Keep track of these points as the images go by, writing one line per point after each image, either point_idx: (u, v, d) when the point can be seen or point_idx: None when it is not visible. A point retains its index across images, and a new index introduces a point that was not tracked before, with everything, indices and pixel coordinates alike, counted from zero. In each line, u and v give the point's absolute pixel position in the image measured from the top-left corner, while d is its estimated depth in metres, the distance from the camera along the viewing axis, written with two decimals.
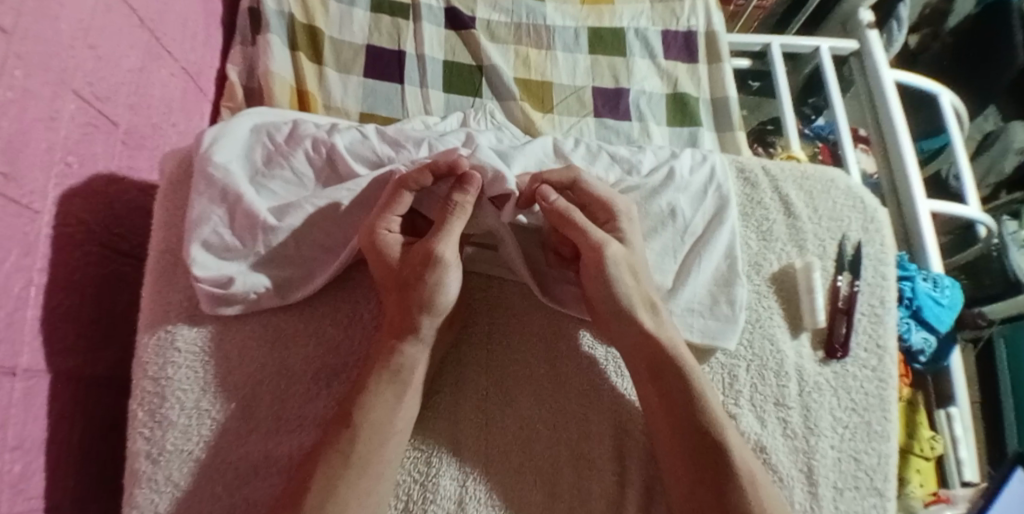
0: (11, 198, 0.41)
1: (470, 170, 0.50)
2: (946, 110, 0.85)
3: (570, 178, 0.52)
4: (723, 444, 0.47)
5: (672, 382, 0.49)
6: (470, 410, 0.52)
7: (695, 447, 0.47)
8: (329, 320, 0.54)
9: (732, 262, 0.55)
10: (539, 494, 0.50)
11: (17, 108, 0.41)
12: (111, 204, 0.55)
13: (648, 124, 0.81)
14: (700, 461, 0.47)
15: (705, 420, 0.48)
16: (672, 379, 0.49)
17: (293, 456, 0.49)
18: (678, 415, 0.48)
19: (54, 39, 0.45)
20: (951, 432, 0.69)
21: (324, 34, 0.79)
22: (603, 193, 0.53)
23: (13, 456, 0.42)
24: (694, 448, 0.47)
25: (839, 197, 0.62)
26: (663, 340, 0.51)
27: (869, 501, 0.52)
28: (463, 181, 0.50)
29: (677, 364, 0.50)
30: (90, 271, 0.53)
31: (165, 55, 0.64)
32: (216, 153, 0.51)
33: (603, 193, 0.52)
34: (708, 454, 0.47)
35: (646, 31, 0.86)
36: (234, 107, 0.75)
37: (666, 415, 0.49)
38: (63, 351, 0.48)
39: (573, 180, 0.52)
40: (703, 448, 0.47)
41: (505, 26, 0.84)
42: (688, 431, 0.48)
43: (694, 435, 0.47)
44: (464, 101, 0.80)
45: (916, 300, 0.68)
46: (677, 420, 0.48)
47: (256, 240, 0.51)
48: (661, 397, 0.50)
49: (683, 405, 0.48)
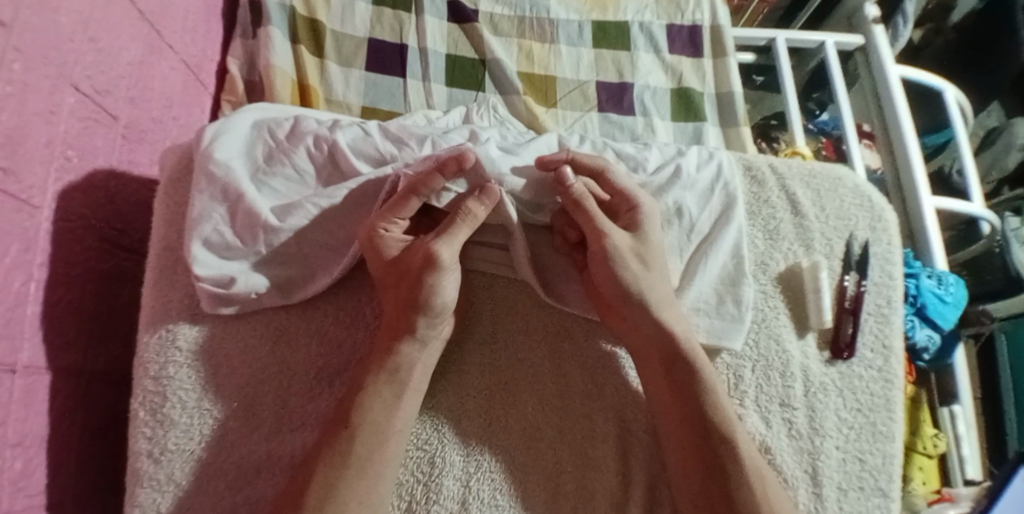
0: (10, 193, 0.40)
1: (491, 183, 0.49)
2: (950, 106, 0.84)
3: (598, 165, 0.53)
4: (732, 439, 0.47)
5: (685, 373, 0.49)
6: (474, 410, 0.51)
7: (704, 443, 0.47)
8: (331, 319, 0.53)
9: (739, 261, 0.55)
10: (543, 494, 0.50)
11: (16, 102, 0.40)
12: (111, 198, 0.54)
13: (652, 119, 0.80)
14: (709, 458, 0.47)
15: (715, 416, 0.48)
16: (683, 372, 0.50)
17: (296, 455, 0.49)
18: (688, 408, 0.48)
19: (53, 32, 0.44)
20: (954, 431, 0.68)
21: (326, 27, 0.77)
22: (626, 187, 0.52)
23: (13, 453, 0.41)
24: (705, 443, 0.47)
25: (847, 195, 0.62)
26: (663, 339, 0.50)
27: (873, 502, 0.52)
28: (480, 192, 0.49)
29: (689, 359, 0.50)
30: (91, 267, 0.52)
31: (165, 47, 0.63)
32: (216, 150, 0.51)
33: (628, 188, 0.52)
34: (718, 451, 0.47)
35: (651, 25, 0.85)
36: (235, 100, 0.74)
37: (675, 410, 0.49)
38: (64, 347, 0.48)
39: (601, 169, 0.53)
40: (711, 445, 0.47)
41: (508, 19, 0.83)
42: (699, 427, 0.48)
43: (704, 431, 0.48)
44: (467, 95, 0.79)
45: (919, 298, 0.68)
46: (691, 416, 0.48)
47: (258, 240, 0.50)
48: (671, 393, 0.50)
49: (690, 401, 0.49)
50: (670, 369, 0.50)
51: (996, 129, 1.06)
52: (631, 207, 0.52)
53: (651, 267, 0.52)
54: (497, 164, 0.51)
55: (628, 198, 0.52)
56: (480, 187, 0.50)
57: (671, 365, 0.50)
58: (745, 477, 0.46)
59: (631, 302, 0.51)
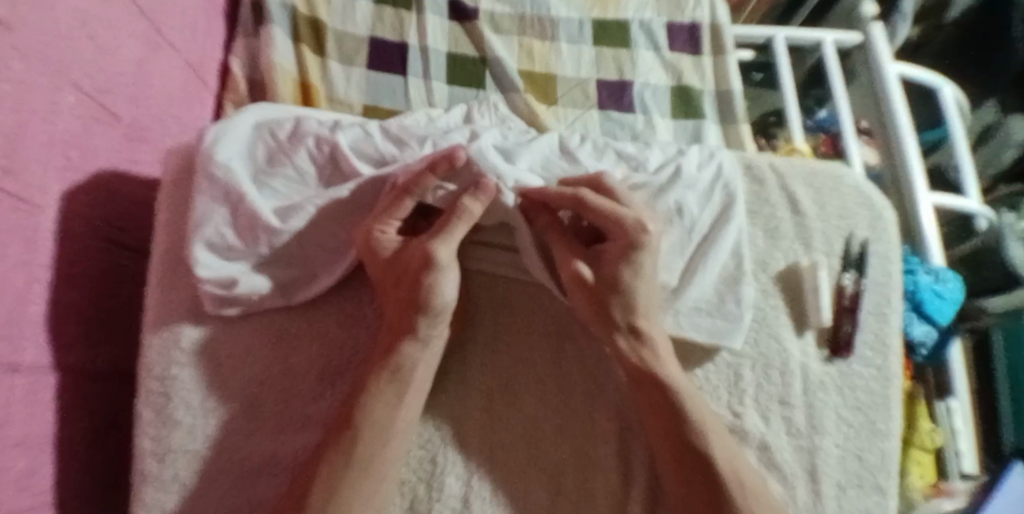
0: (11, 192, 0.40)
1: (485, 179, 0.48)
2: (947, 104, 0.84)
3: (572, 196, 0.50)
4: (711, 449, 0.48)
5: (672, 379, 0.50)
6: (476, 410, 0.52)
7: (687, 453, 0.48)
8: (334, 320, 0.53)
9: (739, 261, 0.55)
10: (544, 493, 0.50)
11: (14, 100, 0.40)
12: (114, 198, 0.54)
13: (652, 117, 0.80)
14: (695, 466, 0.48)
15: (698, 426, 0.48)
16: (658, 387, 0.50)
17: (301, 454, 0.49)
18: (667, 419, 0.49)
19: (52, 30, 0.44)
20: (951, 426, 0.68)
21: (326, 24, 0.77)
22: (608, 210, 0.50)
23: (16, 453, 0.41)
24: (690, 451, 0.48)
25: (847, 195, 0.62)
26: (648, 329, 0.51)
27: (871, 499, 0.53)
28: (475, 188, 0.48)
29: None
30: (93, 266, 0.52)
31: (166, 46, 0.63)
32: (217, 151, 0.51)
33: (609, 212, 0.50)
34: (697, 459, 0.48)
35: (651, 22, 0.85)
36: (237, 99, 0.75)
37: (657, 421, 0.49)
38: (67, 347, 0.48)
39: (576, 198, 0.50)
40: (696, 454, 0.48)
41: (508, 17, 0.83)
42: (681, 439, 0.48)
43: (688, 442, 0.48)
44: (467, 93, 0.79)
45: (917, 294, 0.68)
46: (666, 427, 0.49)
47: (259, 241, 0.50)
48: (650, 406, 0.50)
49: (671, 413, 0.49)
50: (644, 382, 0.50)
51: (991, 126, 1.04)
52: (619, 230, 0.50)
53: (641, 284, 0.51)
54: (496, 168, 0.51)
55: (614, 223, 0.50)
56: (473, 183, 0.50)
57: (644, 382, 0.50)
58: (726, 489, 0.47)
59: (623, 302, 0.51)
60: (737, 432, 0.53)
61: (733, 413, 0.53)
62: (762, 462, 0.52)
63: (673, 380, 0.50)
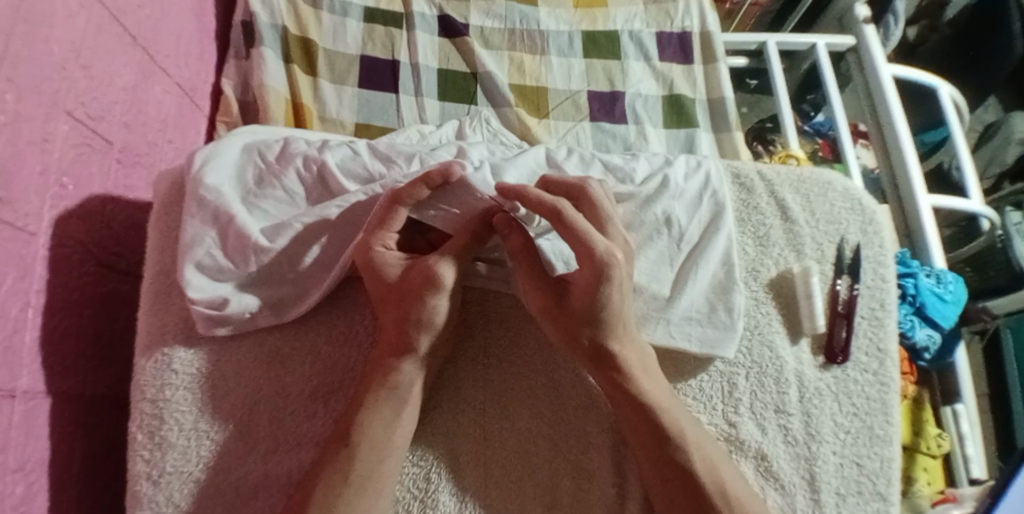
0: (7, 221, 0.41)
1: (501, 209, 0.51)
2: (944, 103, 0.83)
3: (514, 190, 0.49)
4: (686, 462, 0.47)
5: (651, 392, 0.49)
6: (470, 425, 0.52)
7: (665, 468, 0.48)
8: (325, 338, 0.53)
9: (729, 269, 0.55)
10: (539, 506, 0.50)
11: (10, 132, 0.40)
12: (108, 222, 0.55)
13: (645, 127, 0.80)
14: (675, 478, 0.47)
15: (681, 436, 0.48)
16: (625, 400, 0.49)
17: (294, 474, 0.49)
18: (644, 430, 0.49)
19: (45, 62, 0.45)
20: (957, 429, 0.67)
21: (318, 46, 0.79)
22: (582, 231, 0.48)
23: (14, 478, 0.41)
24: (670, 465, 0.47)
25: (836, 200, 0.62)
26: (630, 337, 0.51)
27: (873, 506, 0.52)
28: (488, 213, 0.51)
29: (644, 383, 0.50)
30: (89, 292, 0.53)
31: (158, 71, 0.64)
32: (206, 175, 0.51)
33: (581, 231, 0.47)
34: (674, 471, 0.47)
35: (640, 33, 0.85)
36: (230, 122, 0.76)
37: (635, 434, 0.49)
38: (64, 372, 0.48)
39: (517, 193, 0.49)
40: (674, 467, 0.47)
41: (499, 33, 0.84)
42: (657, 451, 0.48)
43: (669, 454, 0.48)
44: (459, 108, 0.80)
45: (919, 297, 0.66)
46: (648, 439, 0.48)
47: (249, 261, 0.51)
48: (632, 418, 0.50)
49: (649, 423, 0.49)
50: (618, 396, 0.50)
51: (993, 125, 1.06)
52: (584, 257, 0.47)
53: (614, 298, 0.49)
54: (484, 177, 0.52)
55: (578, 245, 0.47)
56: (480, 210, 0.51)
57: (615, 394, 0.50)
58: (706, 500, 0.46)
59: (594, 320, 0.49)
60: (734, 441, 0.52)
61: (728, 422, 0.53)
62: (760, 472, 0.51)
63: (655, 391, 0.50)
